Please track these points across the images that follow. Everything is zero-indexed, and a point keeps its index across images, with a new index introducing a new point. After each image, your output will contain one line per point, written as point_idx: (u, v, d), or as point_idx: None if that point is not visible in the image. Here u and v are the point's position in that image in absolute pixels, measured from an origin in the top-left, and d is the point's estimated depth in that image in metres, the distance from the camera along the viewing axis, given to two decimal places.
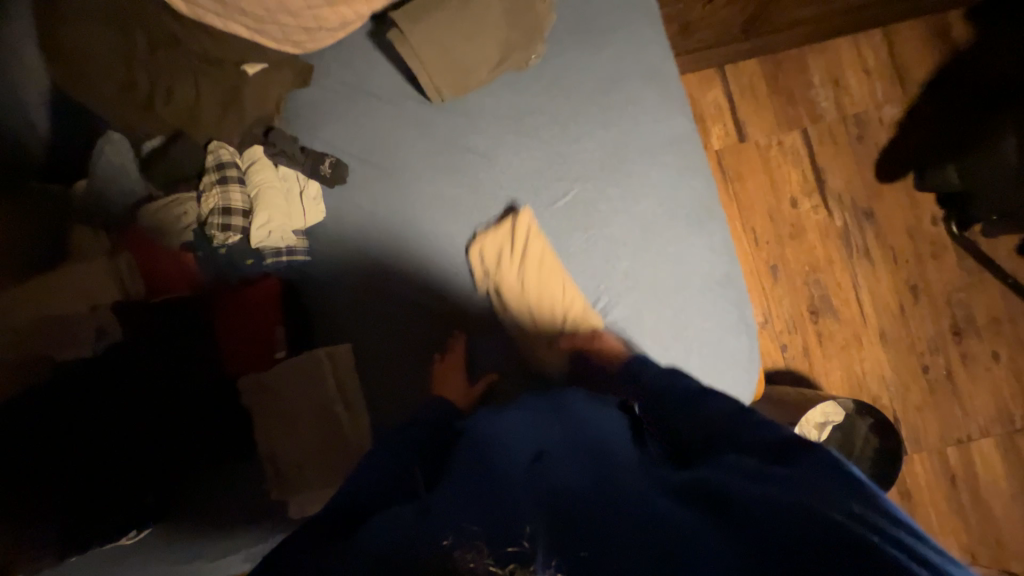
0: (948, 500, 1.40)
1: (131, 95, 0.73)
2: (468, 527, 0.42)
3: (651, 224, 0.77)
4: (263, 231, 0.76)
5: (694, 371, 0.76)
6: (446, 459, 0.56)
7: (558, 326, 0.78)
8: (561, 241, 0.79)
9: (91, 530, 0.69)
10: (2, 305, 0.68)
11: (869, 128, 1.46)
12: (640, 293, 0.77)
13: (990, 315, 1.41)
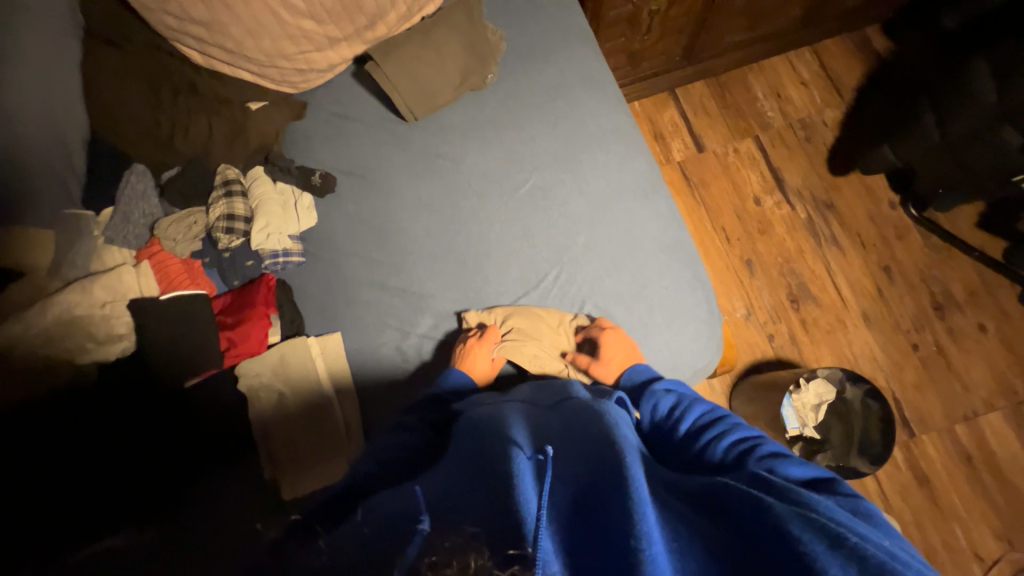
0: (971, 483, 1.34)
1: (155, 132, 0.89)
2: (471, 531, 0.42)
3: (605, 201, 0.88)
4: (262, 234, 0.87)
5: (658, 326, 0.82)
6: (450, 460, 0.59)
7: (530, 296, 0.86)
8: (525, 224, 0.88)
9: (90, 523, 0.72)
10: (36, 308, 0.78)
11: (815, 130, 1.60)
12: (601, 261, 0.85)
13: (965, 288, 1.46)
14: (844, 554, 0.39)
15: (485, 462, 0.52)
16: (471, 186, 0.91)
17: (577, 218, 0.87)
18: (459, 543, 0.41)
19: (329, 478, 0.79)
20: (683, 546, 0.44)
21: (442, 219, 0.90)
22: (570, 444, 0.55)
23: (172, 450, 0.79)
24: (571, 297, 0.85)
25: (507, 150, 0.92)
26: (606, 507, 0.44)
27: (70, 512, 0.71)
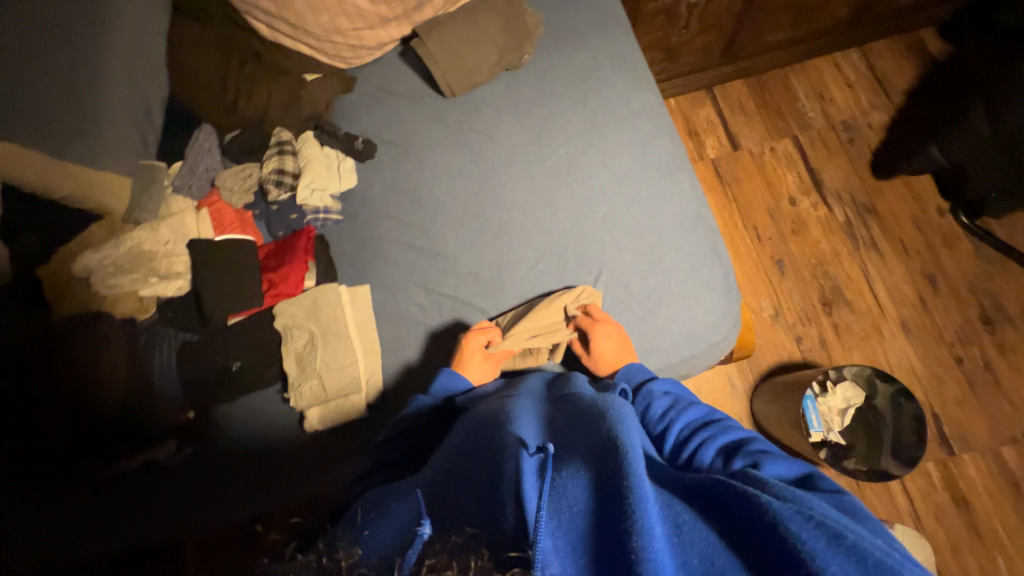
0: (1017, 511, 1.24)
1: (224, 96, 1.00)
2: (470, 531, 0.44)
3: (628, 176, 0.90)
4: (306, 191, 0.95)
5: (673, 297, 0.84)
6: (451, 448, 0.60)
7: (548, 262, 0.89)
8: (548, 196, 0.92)
9: (149, 438, 0.86)
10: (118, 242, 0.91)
11: (859, 132, 1.55)
12: (621, 232, 0.87)
13: (1020, 302, 1.37)
14: (843, 551, 0.38)
15: (484, 456, 0.53)
16: (500, 157, 0.96)
17: (599, 192, 0.90)
18: (456, 547, 0.42)
19: (349, 416, 0.85)
20: (685, 540, 0.42)
21: (470, 187, 0.95)
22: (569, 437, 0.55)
23: (209, 380, 0.89)
24: (588, 265, 0.87)
25: (537, 125, 0.97)
26: (602, 499, 0.44)
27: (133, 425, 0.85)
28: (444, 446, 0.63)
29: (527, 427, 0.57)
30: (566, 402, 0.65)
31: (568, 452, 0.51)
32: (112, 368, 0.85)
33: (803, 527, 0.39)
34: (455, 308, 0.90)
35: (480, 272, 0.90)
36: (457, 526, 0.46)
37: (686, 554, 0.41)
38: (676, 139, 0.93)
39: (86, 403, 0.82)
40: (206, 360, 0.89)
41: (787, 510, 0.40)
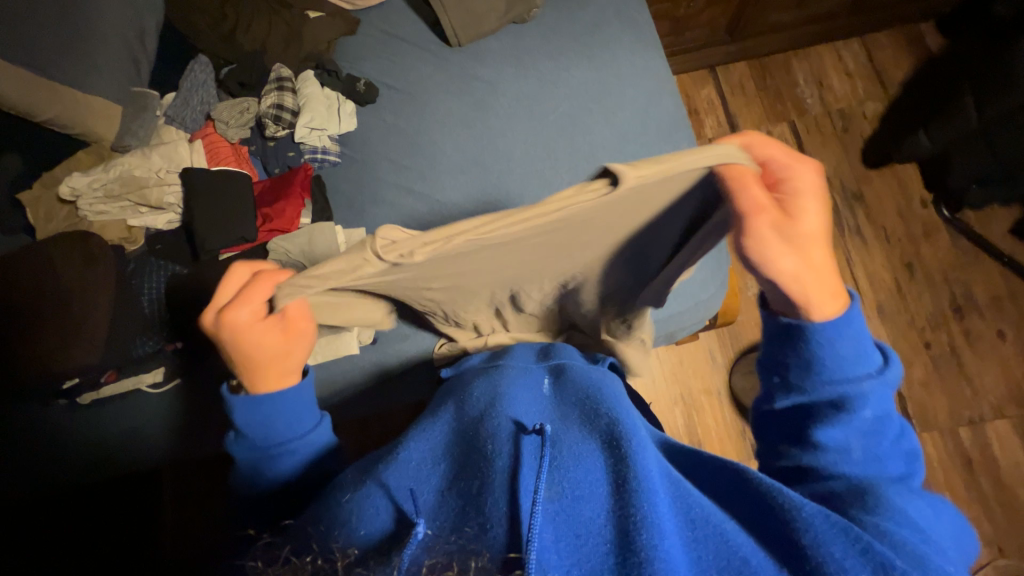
0: (967, 486, 1.32)
1: (221, 26, 0.98)
2: (468, 533, 0.44)
3: (626, 134, 0.92)
4: (306, 129, 0.93)
5: None
6: (438, 426, 0.59)
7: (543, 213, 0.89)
8: (549, 153, 0.92)
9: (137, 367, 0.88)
10: (106, 167, 0.89)
11: (854, 120, 1.58)
12: None
13: (989, 293, 1.43)
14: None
15: (476, 439, 0.53)
16: (503, 109, 0.96)
17: (599, 153, 0.91)
18: (454, 553, 0.41)
19: (340, 351, 0.94)
20: (699, 535, 0.43)
21: (472, 138, 0.95)
22: (562, 421, 0.55)
23: (193, 311, 0.88)
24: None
25: (542, 81, 0.96)
26: (610, 494, 0.45)
27: (124, 355, 0.87)
28: (430, 419, 0.61)
29: (520, 407, 0.56)
30: (557, 382, 0.65)
31: (563, 438, 0.51)
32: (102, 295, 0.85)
33: (827, 536, 0.42)
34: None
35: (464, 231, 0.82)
36: (453, 527, 0.45)
37: (701, 550, 0.42)
38: (678, 103, 0.94)
39: (64, 330, 0.81)
40: (192, 292, 0.88)
41: (820, 525, 0.42)
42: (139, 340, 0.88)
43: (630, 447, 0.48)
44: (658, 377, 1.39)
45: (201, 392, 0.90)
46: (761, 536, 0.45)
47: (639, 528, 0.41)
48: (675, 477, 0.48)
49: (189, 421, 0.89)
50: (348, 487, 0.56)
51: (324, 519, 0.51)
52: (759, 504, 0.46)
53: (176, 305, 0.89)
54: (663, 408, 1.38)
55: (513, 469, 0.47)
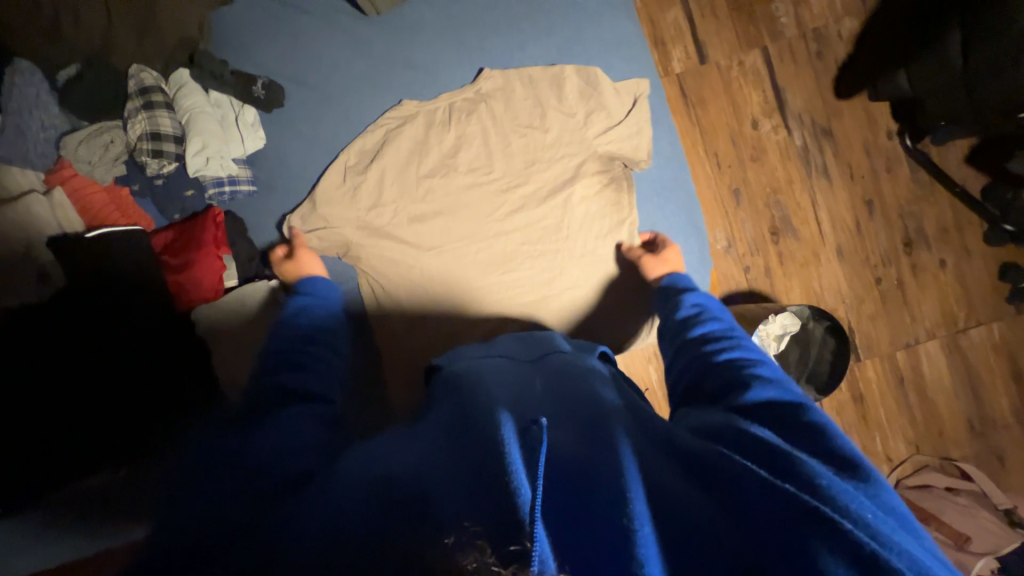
0: (897, 400, 1.50)
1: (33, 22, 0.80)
2: (470, 528, 0.39)
3: (527, 109, 0.90)
4: (202, 159, 0.82)
5: (587, 255, 0.92)
6: (435, 428, 0.61)
7: (497, 206, 0.90)
8: (496, 171, 0.90)
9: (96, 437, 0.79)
10: None
11: (828, 43, 1.45)
12: (537, 170, 0.90)
13: (939, 225, 1.49)
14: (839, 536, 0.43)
15: (471, 425, 0.54)
16: (439, 116, 0.89)
17: (559, 176, 0.91)
18: (454, 545, 0.37)
19: None
20: (682, 509, 0.47)
21: (406, 151, 0.88)
22: (558, 417, 0.57)
23: (151, 368, 0.82)
24: (530, 207, 0.90)
25: (475, 78, 0.91)
26: (596, 498, 0.46)
27: (75, 431, 0.77)
28: (427, 421, 0.66)
29: (512, 398, 0.59)
30: (546, 372, 0.70)
31: (562, 435, 0.54)
32: (36, 362, 0.76)
33: (796, 515, 0.45)
34: (435, 287, 0.89)
35: (446, 289, 0.89)
36: (446, 512, 0.43)
37: (681, 546, 0.44)
38: (626, 113, 0.93)
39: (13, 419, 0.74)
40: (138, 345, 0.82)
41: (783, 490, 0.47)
42: (88, 417, 0.78)
43: (622, 454, 0.51)
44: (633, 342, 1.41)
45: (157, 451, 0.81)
46: (736, 531, 0.46)
47: (631, 540, 0.42)
48: (662, 479, 0.50)
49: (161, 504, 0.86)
50: (341, 471, 0.53)
51: (303, 509, 0.47)
52: (741, 485, 0.49)
53: (119, 363, 0.80)
54: (637, 369, 1.42)
55: (506, 443, 0.47)
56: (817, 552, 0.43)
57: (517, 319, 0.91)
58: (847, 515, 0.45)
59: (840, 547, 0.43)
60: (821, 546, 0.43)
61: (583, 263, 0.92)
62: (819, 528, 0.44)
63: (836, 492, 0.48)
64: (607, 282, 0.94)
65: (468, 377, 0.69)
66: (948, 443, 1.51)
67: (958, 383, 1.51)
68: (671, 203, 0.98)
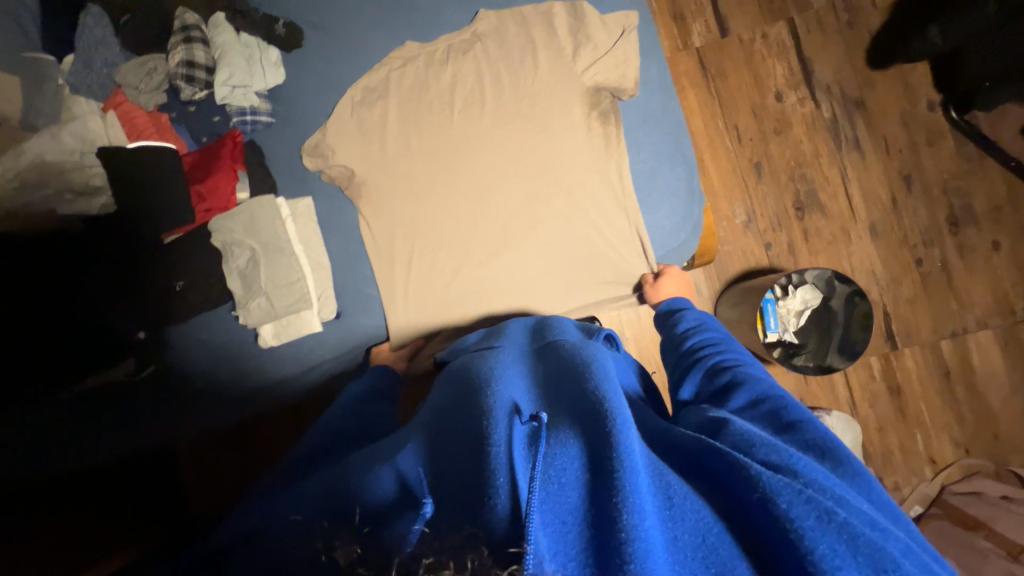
0: (942, 395, 1.36)
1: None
2: (472, 532, 0.42)
3: (519, 55, 0.94)
4: (227, 88, 0.91)
5: (571, 192, 0.93)
6: (440, 415, 0.62)
7: (488, 144, 0.93)
8: (487, 106, 0.94)
9: (122, 336, 0.91)
10: (32, 146, 0.86)
11: (861, 12, 1.39)
12: (523, 112, 0.93)
13: (991, 203, 1.36)
14: (833, 527, 0.42)
15: (471, 421, 0.56)
16: (438, 55, 0.95)
17: (549, 111, 0.93)
18: (462, 543, 0.41)
19: (304, 331, 0.92)
20: (677, 512, 0.45)
21: (405, 88, 0.95)
22: (557, 405, 0.58)
23: (167, 277, 0.90)
24: (520, 143, 0.93)
25: (473, 20, 0.96)
26: (600, 484, 0.45)
27: (106, 326, 0.89)
28: (430, 406, 0.67)
29: (514, 391, 0.61)
30: (550, 361, 0.70)
31: (562, 422, 0.53)
32: (75, 263, 0.88)
33: (793, 502, 0.43)
34: (423, 217, 0.94)
35: (432, 217, 0.94)
36: (453, 517, 0.45)
37: (677, 529, 0.44)
38: (612, 43, 0.93)
39: (58, 315, 0.86)
40: (159, 259, 0.90)
41: (777, 485, 0.44)
42: (118, 317, 0.90)
43: (616, 425, 0.49)
44: (642, 314, 1.38)
45: (185, 354, 0.95)
46: (741, 530, 0.45)
47: (624, 511, 0.42)
48: (656, 460, 0.50)
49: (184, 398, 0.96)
50: (358, 471, 0.56)
51: (323, 503, 0.53)
52: (731, 478, 0.47)
53: (144, 271, 0.90)
54: (646, 342, 1.39)
55: (505, 450, 0.49)
56: (812, 536, 0.41)
57: (500, 255, 0.94)
58: (839, 503, 0.44)
59: (839, 535, 0.41)
60: (819, 532, 0.41)
61: (570, 200, 0.93)
62: (825, 528, 0.42)
63: (828, 485, 0.46)
64: (597, 219, 0.93)
65: (471, 368, 0.71)
66: (1005, 448, 1.34)
67: (1017, 380, 1.35)
68: (668, 142, 0.97)
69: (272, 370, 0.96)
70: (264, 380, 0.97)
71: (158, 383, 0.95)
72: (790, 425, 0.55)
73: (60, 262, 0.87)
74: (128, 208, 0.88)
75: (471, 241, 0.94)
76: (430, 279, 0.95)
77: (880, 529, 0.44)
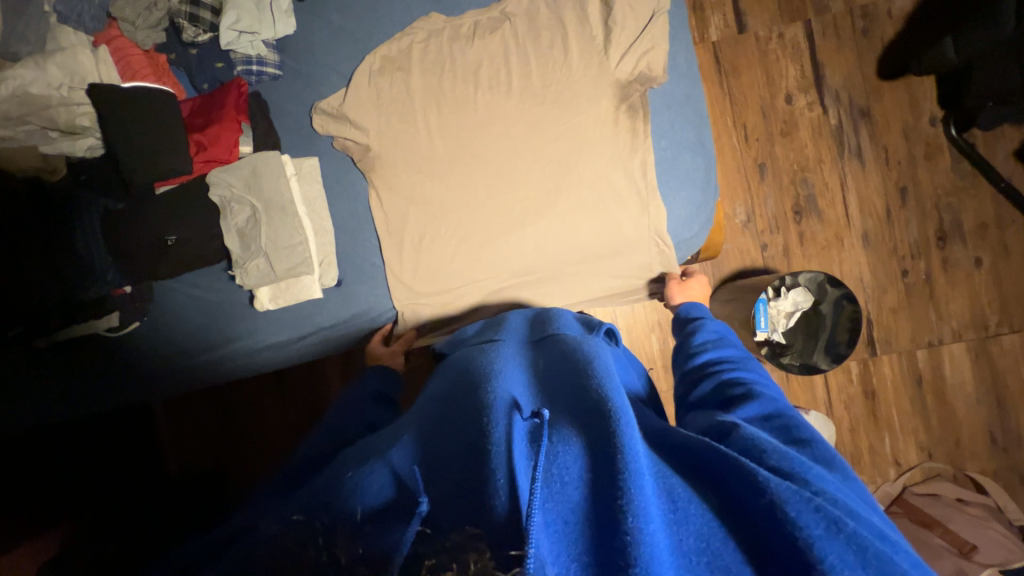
0: (913, 402, 1.42)
1: None
2: (473, 532, 0.42)
3: (541, 30, 0.91)
4: (234, 33, 0.86)
5: (590, 180, 0.91)
6: (439, 407, 0.60)
7: (513, 125, 0.91)
8: (514, 89, 0.91)
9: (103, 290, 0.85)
10: (16, 77, 0.81)
11: (876, 21, 1.40)
12: (546, 95, 0.91)
13: (978, 221, 1.41)
14: (842, 538, 0.40)
15: (469, 415, 0.55)
16: (464, 31, 0.92)
17: (578, 95, 0.90)
18: (460, 544, 0.41)
19: (302, 296, 0.89)
20: (681, 516, 0.44)
21: (422, 53, 0.91)
22: (558, 401, 0.57)
23: (152, 231, 0.85)
24: (543, 124, 0.90)
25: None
26: (603, 486, 0.44)
27: (86, 279, 0.84)
28: (429, 396, 0.66)
29: (512, 384, 0.59)
30: (550, 355, 0.69)
31: (564, 421, 0.52)
32: (57, 213, 0.83)
33: (802, 510, 0.42)
34: (434, 193, 0.91)
35: (446, 189, 0.91)
36: (454, 515, 0.45)
37: (682, 533, 0.43)
38: (640, 28, 0.90)
39: (34, 262, 0.82)
40: (146, 212, 0.85)
41: (785, 492, 0.43)
42: (100, 271, 0.85)
43: (619, 425, 0.48)
44: (637, 305, 1.39)
45: (170, 312, 0.91)
46: (744, 534, 0.43)
47: (628, 514, 0.40)
48: (660, 462, 0.49)
49: (170, 359, 0.92)
50: (351, 465, 0.55)
51: (316, 491, 0.52)
52: (734, 484, 0.46)
53: (128, 224, 0.85)
54: (638, 333, 1.40)
55: (506, 448, 0.48)
56: (820, 546, 0.40)
57: (513, 239, 0.92)
58: (850, 515, 0.43)
59: (847, 546, 0.40)
60: (827, 542, 0.40)
61: (588, 186, 0.91)
62: (835, 538, 0.40)
63: (837, 496, 0.45)
64: (614, 208, 0.92)
65: (470, 361, 0.70)
66: (965, 454, 1.42)
67: (983, 391, 1.42)
68: (690, 131, 0.96)
69: (262, 334, 0.93)
70: (256, 346, 0.94)
71: (139, 341, 0.91)
72: (798, 443, 0.55)
73: (43, 212, 0.83)
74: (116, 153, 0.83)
75: (484, 223, 0.92)
76: (437, 253, 0.92)
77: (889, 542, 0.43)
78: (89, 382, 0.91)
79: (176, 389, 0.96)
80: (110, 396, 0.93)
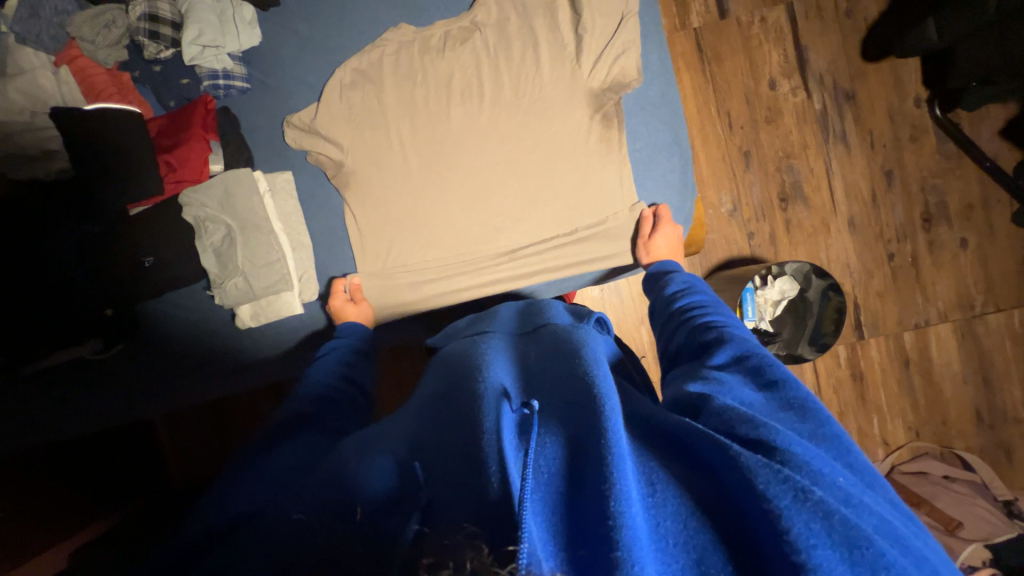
0: (901, 383, 1.44)
1: None
2: (465, 527, 0.39)
3: (513, 32, 0.90)
4: (197, 48, 0.84)
5: (567, 187, 0.91)
6: (431, 406, 0.59)
7: (486, 133, 0.90)
8: (486, 96, 0.90)
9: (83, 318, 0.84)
10: None
11: (860, 2, 1.38)
12: (520, 101, 0.90)
13: (964, 202, 1.41)
14: (810, 507, 0.37)
15: (459, 409, 0.53)
16: (434, 37, 0.90)
17: (553, 99, 0.90)
18: (457, 542, 0.37)
19: (283, 312, 0.89)
20: (659, 499, 0.40)
21: (392, 61, 0.90)
22: (548, 392, 0.55)
23: (132, 249, 0.86)
24: (519, 131, 0.90)
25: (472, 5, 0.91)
26: (584, 471, 0.42)
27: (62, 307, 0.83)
28: (421, 394, 0.64)
29: (500, 377, 0.58)
30: (539, 347, 0.68)
31: (554, 414, 0.50)
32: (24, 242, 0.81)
33: (770, 481, 0.38)
34: (411, 205, 0.91)
35: (424, 201, 0.91)
36: (444, 510, 0.43)
37: (660, 516, 0.39)
38: (611, 31, 0.88)
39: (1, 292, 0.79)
40: (125, 234, 0.86)
41: (755, 462, 0.40)
42: (77, 303, 0.83)
43: (606, 410, 0.46)
44: (625, 298, 1.40)
45: (154, 331, 0.91)
46: (722, 516, 0.40)
47: (611, 496, 0.38)
48: (636, 445, 0.46)
49: (154, 378, 0.92)
50: (350, 458, 0.52)
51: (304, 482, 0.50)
52: (715, 463, 0.42)
53: (104, 249, 0.85)
54: (627, 326, 1.41)
55: (496, 439, 0.46)
56: (788, 515, 0.36)
57: (499, 240, 0.93)
58: (815, 480, 0.40)
59: (814, 514, 0.37)
60: (795, 512, 0.37)
61: (565, 191, 0.92)
62: (814, 516, 0.37)
63: (807, 462, 0.41)
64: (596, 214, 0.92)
65: (463, 356, 0.69)
66: (951, 432, 1.44)
67: (969, 370, 1.44)
68: (666, 130, 0.96)
69: (247, 350, 0.94)
70: (241, 360, 0.94)
71: (122, 362, 0.91)
72: (770, 389, 0.52)
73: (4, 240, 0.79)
74: (87, 176, 0.83)
75: (465, 231, 0.92)
76: (414, 263, 0.92)
77: (872, 520, 0.38)
78: (74, 399, 0.91)
79: (165, 406, 0.96)
80: (94, 417, 0.92)
